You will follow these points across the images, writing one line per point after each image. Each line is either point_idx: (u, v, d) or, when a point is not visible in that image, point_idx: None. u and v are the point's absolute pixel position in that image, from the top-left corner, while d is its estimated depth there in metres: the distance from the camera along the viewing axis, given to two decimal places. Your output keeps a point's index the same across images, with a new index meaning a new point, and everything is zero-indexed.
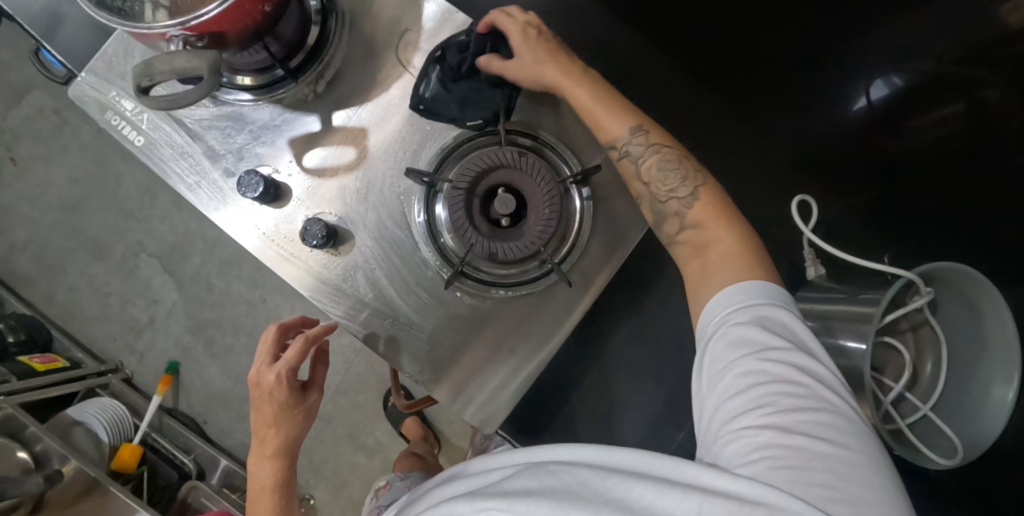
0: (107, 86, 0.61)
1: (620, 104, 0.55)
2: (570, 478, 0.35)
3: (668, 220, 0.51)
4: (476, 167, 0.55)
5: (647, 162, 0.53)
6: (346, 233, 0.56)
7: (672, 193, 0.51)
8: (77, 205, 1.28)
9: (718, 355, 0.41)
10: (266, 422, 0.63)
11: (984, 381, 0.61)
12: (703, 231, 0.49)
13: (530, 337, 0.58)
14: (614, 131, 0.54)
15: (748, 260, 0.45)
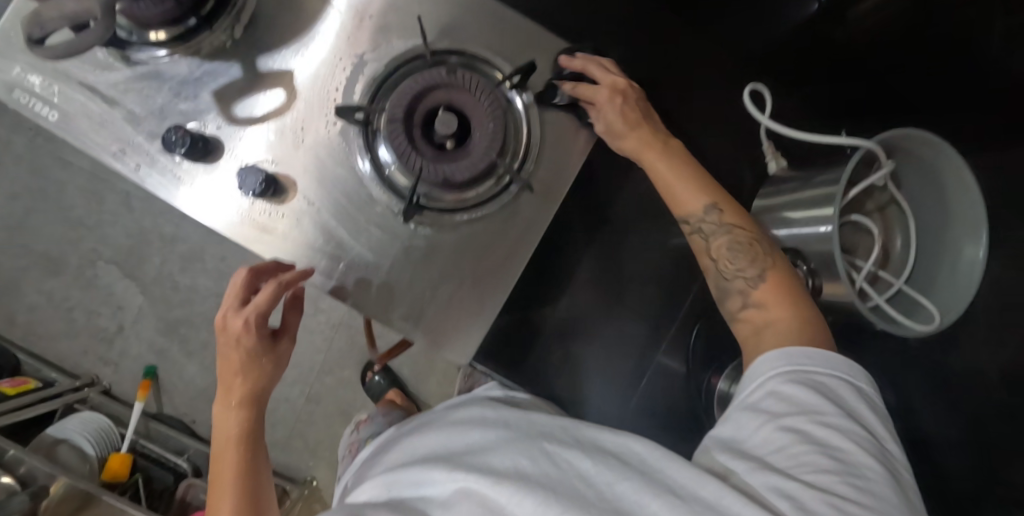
0: (7, 62, 0.54)
1: (700, 181, 0.59)
2: (573, 474, 0.41)
3: (730, 296, 0.57)
4: (409, 91, 0.53)
5: (716, 240, 0.59)
6: (286, 179, 0.54)
7: (737, 272, 0.57)
8: (20, 220, 1.21)
9: (761, 407, 0.46)
10: (231, 370, 0.54)
11: (952, 243, 0.61)
12: (765, 311, 0.54)
13: (499, 254, 0.56)
14: (687, 208, 0.59)
15: (809, 335, 0.51)
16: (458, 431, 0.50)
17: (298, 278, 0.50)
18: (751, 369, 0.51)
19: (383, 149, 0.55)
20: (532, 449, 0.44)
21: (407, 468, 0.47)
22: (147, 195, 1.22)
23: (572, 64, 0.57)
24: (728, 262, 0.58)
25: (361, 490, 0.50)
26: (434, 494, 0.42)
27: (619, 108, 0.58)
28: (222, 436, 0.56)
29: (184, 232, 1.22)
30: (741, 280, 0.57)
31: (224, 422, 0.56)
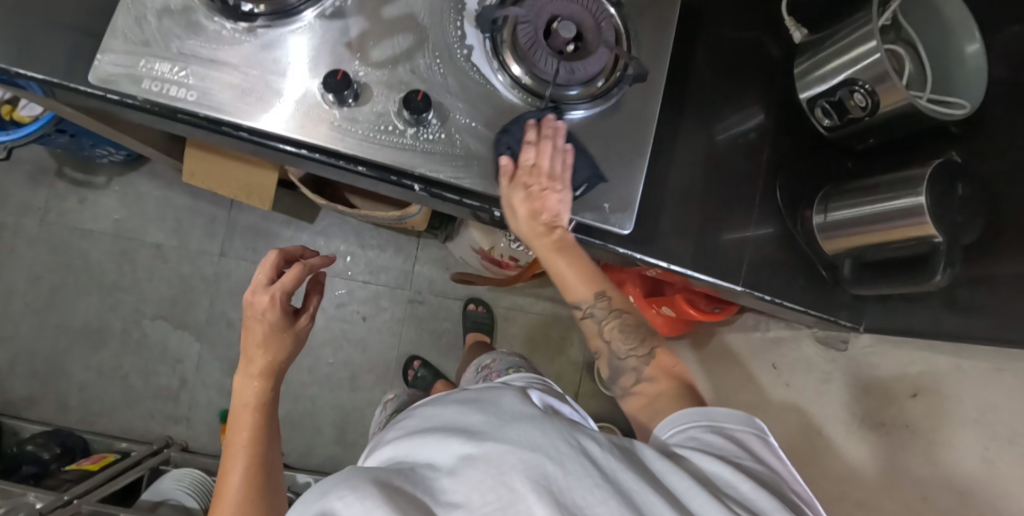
0: (134, 59, 0.59)
1: (589, 269, 0.60)
2: (583, 466, 0.38)
3: (625, 372, 0.59)
4: (535, 7, 0.62)
5: (608, 324, 0.59)
6: (437, 103, 0.60)
7: (630, 352, 0.59)
8: (51, 302, 1.17)
9: (704, 437, 0.48)
10: (256, 341, 0.62)
11: (953, 44, 0.71)
12: (656, 383, 0.57)
13: (628, 135, 0.65)
14: (579, 295, 0.60)
15: (690, 397, 0.55)
16: (472, 402, 0.47)
17: (321, 262, 0.63)
18: (669, 415, 0.53)
19: (513, 63, 0.62)
20: (554, 426, 0.41)
21: (412, 442, 0.45)
22: (179, 242, 1.20)
23: (529, 126, 0.60)
24: (621, 342, 0.60)
25: (370, 459, 0.49)
26: (441, 464, 0.41)
27: (530, 191, 0.59)
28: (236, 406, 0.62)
29: (227, 267, 1.21)
30: (631, 357, 0.59)
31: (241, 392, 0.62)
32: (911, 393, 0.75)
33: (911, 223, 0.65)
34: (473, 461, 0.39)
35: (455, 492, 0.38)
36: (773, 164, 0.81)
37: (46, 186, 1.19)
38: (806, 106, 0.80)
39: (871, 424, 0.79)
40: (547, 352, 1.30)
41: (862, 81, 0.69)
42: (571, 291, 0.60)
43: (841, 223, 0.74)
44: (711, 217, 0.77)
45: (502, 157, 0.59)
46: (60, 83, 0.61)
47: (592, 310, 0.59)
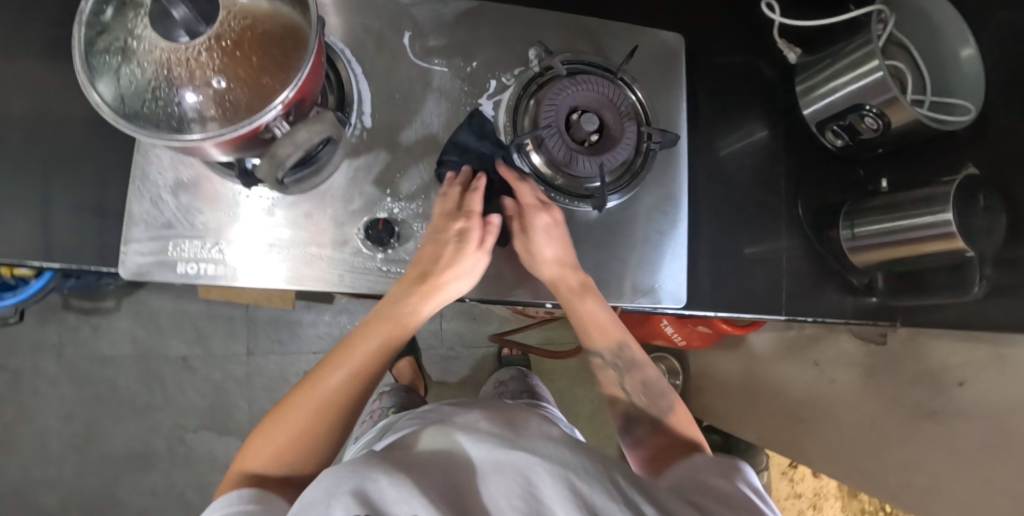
0: (162, 244, 0.57)
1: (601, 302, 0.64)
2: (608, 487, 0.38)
3: (604, 376, 0.70)
4: (555, 101, 0.60)
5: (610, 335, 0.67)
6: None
7: (613, 361, 0.68)
8: (90, 439, 1.14)
9: (728, 484, 0.49)
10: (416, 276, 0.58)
11: (947, 46, 0.74)
12: (639, 373, 0.69)
13: (659, 208, 0.67)
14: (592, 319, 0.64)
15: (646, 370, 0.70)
16: (506, 420, 0.48)
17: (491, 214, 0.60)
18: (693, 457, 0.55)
19: (532, 151, 0.61)
20: (579, 449, 0.42)
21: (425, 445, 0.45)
22: (204, 350, 1.19)
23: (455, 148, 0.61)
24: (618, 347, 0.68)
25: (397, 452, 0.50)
26: (476, 462, 0.42)
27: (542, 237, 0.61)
28: (398, 316, 0.59)
29: (258, 365, 1.21)
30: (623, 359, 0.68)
31: (412, 306, 0.59)
32: (957, 381, 0.78)
33: (939, 236, 0.67)
34: (497, 471, 0.40)
35: (486, 494, 0.39)
36: (792, 188, 0.83)
37: (53, 323, 1.15)
38: (816, 129, 0.81)
39: (924, 412, 0.82)
40: (585, 377, 1.33)
41: (870, 105, 0.71)
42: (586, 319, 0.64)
43: (867, 242, 0.76)
44: (736, 252, 0.80)
45: (447, 175, 0.60)
46: (83, 266, 0.60)
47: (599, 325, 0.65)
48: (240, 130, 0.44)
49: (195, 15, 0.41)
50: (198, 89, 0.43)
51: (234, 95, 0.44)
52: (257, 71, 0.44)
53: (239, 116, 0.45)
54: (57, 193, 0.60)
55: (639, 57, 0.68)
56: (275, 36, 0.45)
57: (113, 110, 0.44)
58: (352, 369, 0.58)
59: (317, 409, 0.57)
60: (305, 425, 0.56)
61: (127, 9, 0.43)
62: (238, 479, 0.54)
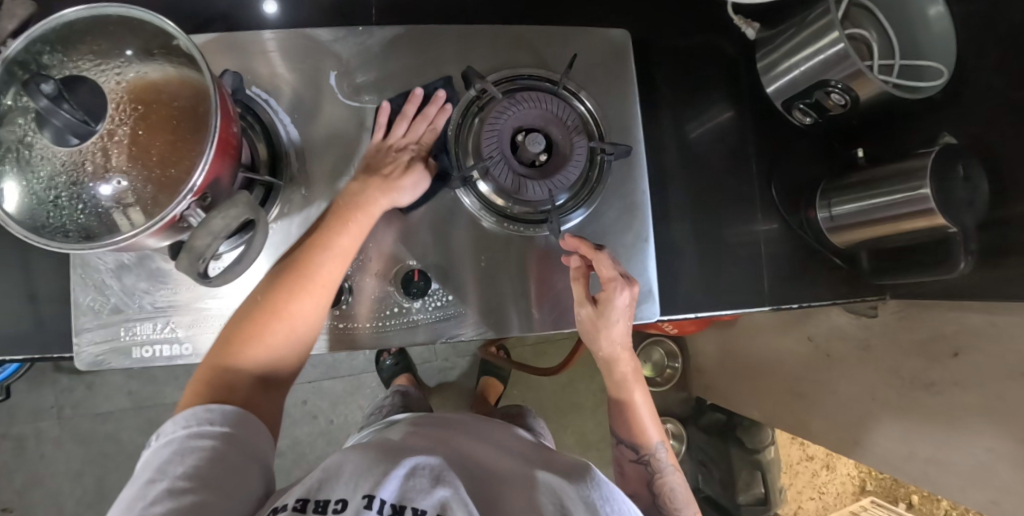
0: (112, 330, 0.56)
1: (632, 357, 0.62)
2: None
3: (632, 470, 0.64)
4: (496, 125, 0.57)
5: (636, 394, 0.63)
6: (443, 265, 0.60)
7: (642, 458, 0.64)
8: (101, 493, 1.16)
9: None
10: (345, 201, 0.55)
11: (915, 5, 0.70)
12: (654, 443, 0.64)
13: (624, 221, 0.63)
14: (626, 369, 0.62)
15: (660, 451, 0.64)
16: (548, 458, 0.54)
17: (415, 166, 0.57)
18: None
19: (479, 181, 0.58)
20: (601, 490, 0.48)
21: (442, 445, 0.52)
22: None
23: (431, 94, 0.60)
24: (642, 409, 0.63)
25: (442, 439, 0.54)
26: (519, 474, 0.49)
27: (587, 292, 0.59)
28: (362, 209, 0.55)
29: None
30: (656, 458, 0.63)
31: (372, 199, 0.55)
32: (952, 352, 0.75)
33: (917, 214, 0.64)
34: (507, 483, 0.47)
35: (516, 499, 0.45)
36: (764, 172, 0.80)
37: (48, 385, 1.15)
38: (783, 108, 0.77)
39: (920, 384, 0.80)
40: (585, 370, 1.32)
41: (835, 82, 0.67)
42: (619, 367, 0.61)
43: (848, 221, 0.73)
44: (711, 247, 0.78)
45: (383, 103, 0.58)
46: (42, 355, 0.62)
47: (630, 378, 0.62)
48: (152, 227, 0.41)
49: (78, 115, 0.39)
50: (107, 189, 0.41)
51: (144, 189, 0.42)
52: (162, 164, 0.42)
53: (150, 210, 0.42)
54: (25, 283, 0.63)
55: (585, 63, 0.65)
56: (175, 117, 0.43)
57: (24, 226, 0.42)
58: (329, 259, 0.53)
59: (294, 301, 0.52)
60: (282, 323, 0.52)
61: (16, 114, 0.41)
62: (219, 375, 0.50)
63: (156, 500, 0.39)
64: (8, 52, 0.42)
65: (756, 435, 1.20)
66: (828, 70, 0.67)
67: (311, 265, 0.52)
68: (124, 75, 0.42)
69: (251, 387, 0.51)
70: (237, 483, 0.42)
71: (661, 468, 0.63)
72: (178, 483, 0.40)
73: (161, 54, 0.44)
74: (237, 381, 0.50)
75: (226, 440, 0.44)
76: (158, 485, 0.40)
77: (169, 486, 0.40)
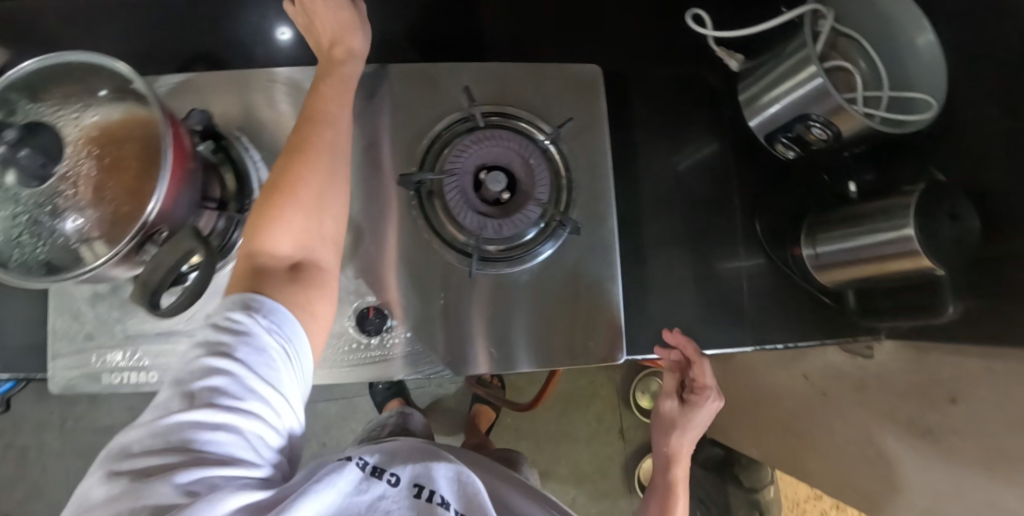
0: (85, 356, 0.58)
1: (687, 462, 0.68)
2: None
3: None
4: (458, 162, 0.57)
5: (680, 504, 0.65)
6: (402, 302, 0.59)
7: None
8: None
9: None
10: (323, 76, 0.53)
11: (904, 34, 0.68)
12: None
13: (594, 259, 0.62)
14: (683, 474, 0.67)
15: None
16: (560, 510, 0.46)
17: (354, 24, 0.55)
18: None
19: (444, 218, 0.58)
20: None
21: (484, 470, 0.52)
22: None
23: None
24: None
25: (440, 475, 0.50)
26: None
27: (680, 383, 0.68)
28: (337, 74, 0.54)
29: None
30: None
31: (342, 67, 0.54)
32: (950, 398, 0.71)
33: (902, 256, 0.62)
34: None
35: None
36: (747, 208, 0.78)
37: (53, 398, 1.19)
38: (766, 142, 0.76)
39: (918, 430, 0.76)
40: (579, 399, 1.29)
41: (815, 116, 0.65)
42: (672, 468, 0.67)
43: (834, 260, 0.70)
44: (692, 282, 0.76)
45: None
46: (24, 378, 0.64)
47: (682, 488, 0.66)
48: (107, 261, 0.42)
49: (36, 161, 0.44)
50: (65, 224, 0.43)
51: (102, 224, 0.44)
52: (119, 199, 0.44)
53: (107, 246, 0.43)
54: (11, 306, 0.65)
55: (558, 97, 0.64)
56: (130, 156, 0.44)
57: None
58: (328, 121, 0.50)
59: (304, 172, 0.48)
60: (294, 194, 0.47)
61: None
62: (250, 262, 0.46)
63: (201, 382, 0.36)
64: None
65: (754, 474, 1.20)
66: (808, 103, 0.65)
67: (309, 132, 0.50)
68: (82, 119, 0.44)
69: (281, 271, 0.46)
70: (292, 379, 0.40)
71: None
72: (227, 368, 0.37)
73: (122, 98, 0.46)
74: (270, 266, 0.46)
75: (271, 332, 0.40)
76: (195, 369, 0.37)
77: (213, 366, 0.37)
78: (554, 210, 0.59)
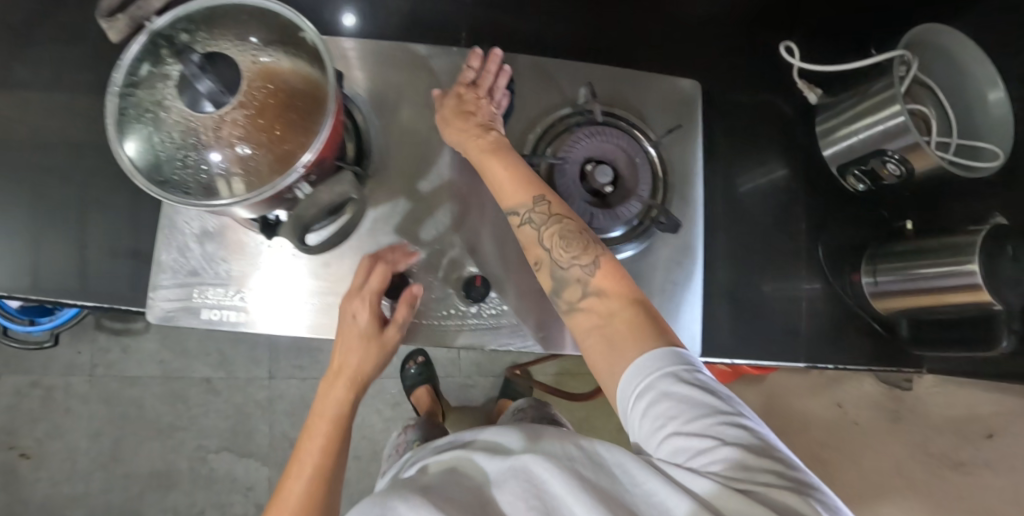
0: (186, 291, 0.60)
1: (526, 175, 0.54)
2: (614, 471, 0.38)
3: (569, 285, 0.52)
4: (569, 151, 0.60)
5: (547, 230, 0.53)
6: (499, 274, 0.60)
7: (573, 261, 0.52)
8: (116, 454, 1.18)
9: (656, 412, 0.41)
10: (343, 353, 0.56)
11: (974, 88, 0.72)
12: (606, 298, 0.50)
13: (675, 260, 0.66)
14: (512, 199, 0.53)
15: (645, 335, 0.46)
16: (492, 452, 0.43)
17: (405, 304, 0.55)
18: (633, 383, 0.44)
19: None
20: (556, 459, 0.39)
21: (468, 455, 0.45)
22: (227, 373, 1.23)
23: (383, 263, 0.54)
24: (562, 250, 0.53)
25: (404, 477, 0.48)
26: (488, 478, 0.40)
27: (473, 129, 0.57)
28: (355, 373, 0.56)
29: (278, 390, 1.24)
30: (537, 211, 0.53)
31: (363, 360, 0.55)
32: (986, 433, 0.75)
33: (961, 288, 0.66)
34: (477, 496, 0.39)
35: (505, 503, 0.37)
36: (811, 232, 0.81)
37: (86, 342, 1.20)
38: (837, 173, 0.80)
39: (950, 463, 0.79)
40: (601, 407, 1.31)
41: (892, 151, 0.69)
42: (507, 200, 0.54)
43: (893, 289, 0.73)
44: (751, 296, 0.79)
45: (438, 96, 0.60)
46: (111, 306, 0.65)
47: (529, 214, 0.53)
48: (266, 193, 0.44)
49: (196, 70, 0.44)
50: (230, 153, 0.45)
51: (267, 160, 0.46)
52: (282, 139, 0.46)
53: (267, 179, 0.46)
54: (109, 236, 0.67)
55: (658, 106, 0.67)
56: (298, 106, 0.47)
57: (145, 175, 0.46)
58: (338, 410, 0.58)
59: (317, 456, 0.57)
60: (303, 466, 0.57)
61: (158, 82, 0.47)
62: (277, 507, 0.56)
63: None
64: (156, 25, 0.47)
65: None
66: (887, 137, 0.69)
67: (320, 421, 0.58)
68: (257, 58, 0.47)
69: None
70: None
71: (549, 220, 0.52)
72: None
73: (288, 48, 0.49)
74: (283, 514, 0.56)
75: None
76: None
77: None
78: (655, 211, 0.61)
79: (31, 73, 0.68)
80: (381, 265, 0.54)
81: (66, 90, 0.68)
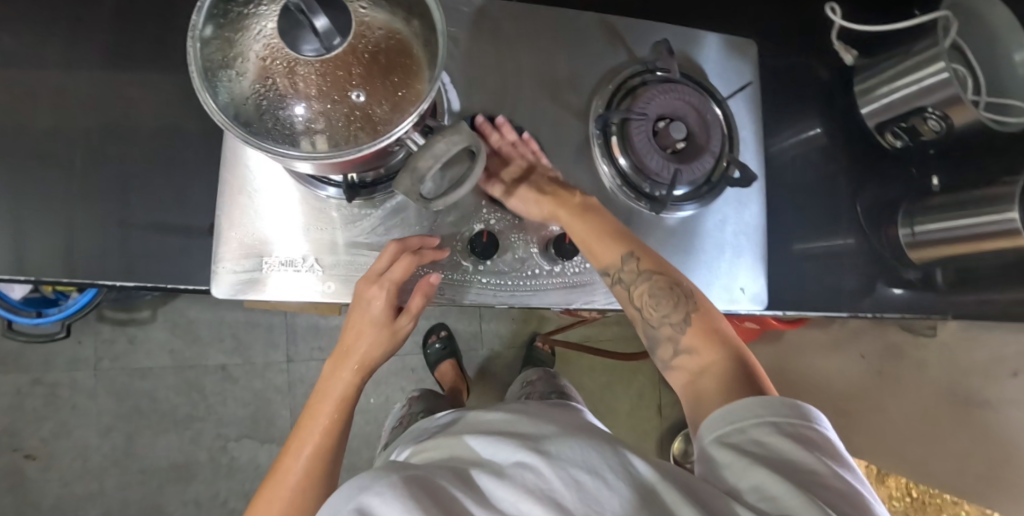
0: (253, 261, 0.55)
1: (616, 229, 0.56)
2: (612, 463, 0.41)
3: (660, 342, 0.53)
4: (645, 106, 0.60)
5: (638, 288, 0.54)
6: None
7: (664, 319, 0.53)
8: (130, 450, 1.13)
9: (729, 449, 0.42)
10: (354, 334, 0.56)
11: (1001, 45, 0.75)
12: (698, 356, 0.51)
13: (740, 213, 0.67)
14: (603, 258, 0.55)
15: (743, 387, 0.46)
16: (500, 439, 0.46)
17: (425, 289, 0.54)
18: (721, 420, 0.44)
19: (621, 155, 0.61)
20: (558, 454, 0.41)
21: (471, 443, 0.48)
22: (243, 359, 1.19)
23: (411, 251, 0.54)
24: (653, 308, 0.54)
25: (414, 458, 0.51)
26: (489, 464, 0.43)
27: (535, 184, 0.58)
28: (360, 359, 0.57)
29: (298, 374, 1.21)
30: (627, 271, 0.54)
31: (369, 347, 0.56)
32: (1011, 372, 0.79)
33: (1000, 234, 0.69)
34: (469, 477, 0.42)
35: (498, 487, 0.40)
36: (846, 189, 0.84)
37: (88, 335, 1.13)
38: (875, 129, 0.83)
39: (975, 402, 0.84)
40: (622, 374, 1.34)
41: (932, 108, 0.72)
42: (604, 257, 0.55)
43: (931, 239, 0.77)
44: (795, 253, 0.81)
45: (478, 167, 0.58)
46: (156, 285, 0.60)
47: (620, 273, 0.54)
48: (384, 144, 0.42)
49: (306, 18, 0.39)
50: (337, 103, 0.42)
51: (376, 109, 0.43)
52: (393, 87, 0.44)
53: (375, 131, 0.43)
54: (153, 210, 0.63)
55: (718, 63, 0.68)
56: (404, 54, 0.45)
57: (242, 129, 0.42)
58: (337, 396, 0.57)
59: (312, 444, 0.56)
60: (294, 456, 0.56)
61: (243, 27, 0.43)
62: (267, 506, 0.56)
63: None
64: None
65: None
66: (925, 95, 0.71)
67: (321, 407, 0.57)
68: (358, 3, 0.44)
69: None
70: None
71: (640, 280, 0.54)
72: None
73: None
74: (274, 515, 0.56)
75: None
76: None
77: None
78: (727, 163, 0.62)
79: (49, 35, 0.62)
80: (409, 255, 0.53)
81: (93, 52, 0.62)
